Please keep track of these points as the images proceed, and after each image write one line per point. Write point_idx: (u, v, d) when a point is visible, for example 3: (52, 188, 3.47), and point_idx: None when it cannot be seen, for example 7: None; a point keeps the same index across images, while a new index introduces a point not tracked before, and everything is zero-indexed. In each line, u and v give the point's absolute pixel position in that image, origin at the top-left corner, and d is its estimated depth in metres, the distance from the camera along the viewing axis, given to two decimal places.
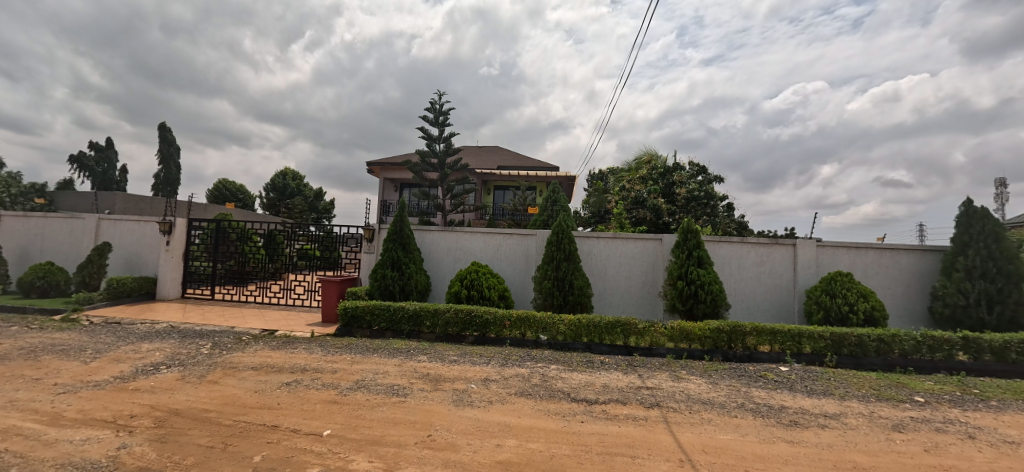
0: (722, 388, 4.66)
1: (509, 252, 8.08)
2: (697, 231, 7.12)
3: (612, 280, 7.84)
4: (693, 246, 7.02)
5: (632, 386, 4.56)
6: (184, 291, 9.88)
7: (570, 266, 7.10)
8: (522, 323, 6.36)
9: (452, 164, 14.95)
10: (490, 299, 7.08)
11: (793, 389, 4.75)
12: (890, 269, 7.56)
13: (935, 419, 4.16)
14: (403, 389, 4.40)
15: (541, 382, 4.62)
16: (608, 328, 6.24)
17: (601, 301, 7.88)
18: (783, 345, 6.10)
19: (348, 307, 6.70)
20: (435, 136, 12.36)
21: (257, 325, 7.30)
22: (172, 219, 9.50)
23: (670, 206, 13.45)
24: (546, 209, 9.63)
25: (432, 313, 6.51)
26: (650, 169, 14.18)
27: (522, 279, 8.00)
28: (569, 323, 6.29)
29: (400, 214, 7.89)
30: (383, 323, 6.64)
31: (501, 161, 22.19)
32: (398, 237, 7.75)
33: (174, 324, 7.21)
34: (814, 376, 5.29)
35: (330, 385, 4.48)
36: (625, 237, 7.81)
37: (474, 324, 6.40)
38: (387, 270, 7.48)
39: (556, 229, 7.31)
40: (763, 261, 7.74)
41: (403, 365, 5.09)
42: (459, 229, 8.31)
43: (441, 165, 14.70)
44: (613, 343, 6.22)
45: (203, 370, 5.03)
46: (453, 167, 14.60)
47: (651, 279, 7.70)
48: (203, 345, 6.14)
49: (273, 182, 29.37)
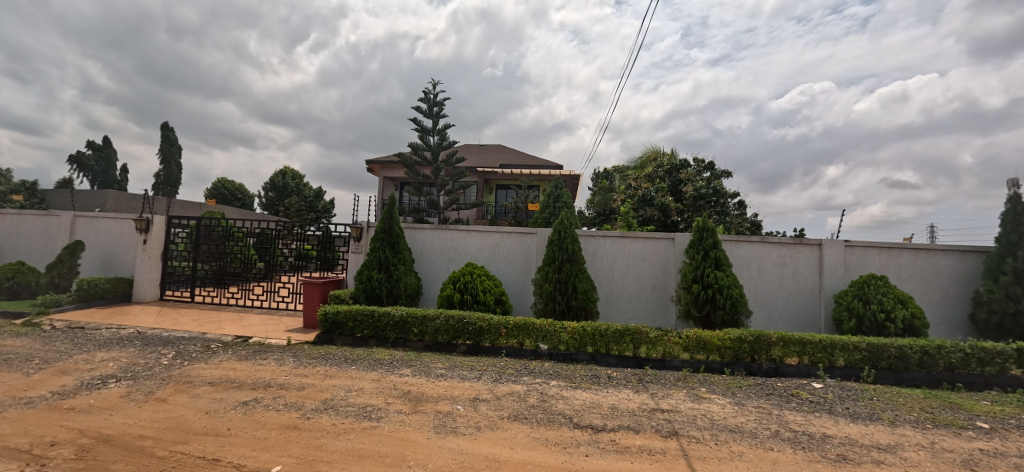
0: (749, 411, 3.99)
1: (507, 252, 7.44)
2: (716, 231, 6.47)
3: (619, 284, 7.18)
4: (709, 246, 6.36)
5: (645, 408, 3.90)
6: (163, 293, 9.30)
7: (574, 268, 6.44)
8: (520, 330, 5.72)
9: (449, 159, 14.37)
10: (485, 304, 6.43)
11: (833, 412, 4.07)
12: (927, 272, 6.86)
13: (1009, 452, 3.47)
14: (377, 410, 3.75)
15: (539, 403, 3.96)
16: (616, 337, 5.59)
17: (608, 306, 7.22)
18: (813, 358, 5.43)
19: (328, 313, 6.09)
20: (429, 128, 11.71)
21: (232, 331, 6.68)
22: (149, 216, 8.94)
23: (678, 205, 12.79)
24: (547, 207, 8.97)
25: (420, 319, 5.87)
26: (656, 167, 13.54)
27: (521, 281, 7.36)
28: (573, 331, 5.64)
29: (389, 210, 7.26)
30: (366, 330, 6.00)
31: (504, 159, 21.65)
32: (386, 236, 7.11)
33: (141, 330, 6.62)
34: (853, 395, 4.61)
35: (293, 406, 3.84)
36: (634, 236, 7.15)
37: (467, 332, 5.76)
38: (374, 271, 6.84)
39: (558, 227, 6.65)
40: (785, 263, 7.06)
41: (382, 380, 4.44)
42: (453, 227, 7.67)
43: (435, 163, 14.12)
44: (621, 354, 5.56)
45: (152, 386, 4.41)
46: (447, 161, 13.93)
47: (663, 282, 7.04)
48: (164, 354, 5.53)
49: (272, 181, 28.92)
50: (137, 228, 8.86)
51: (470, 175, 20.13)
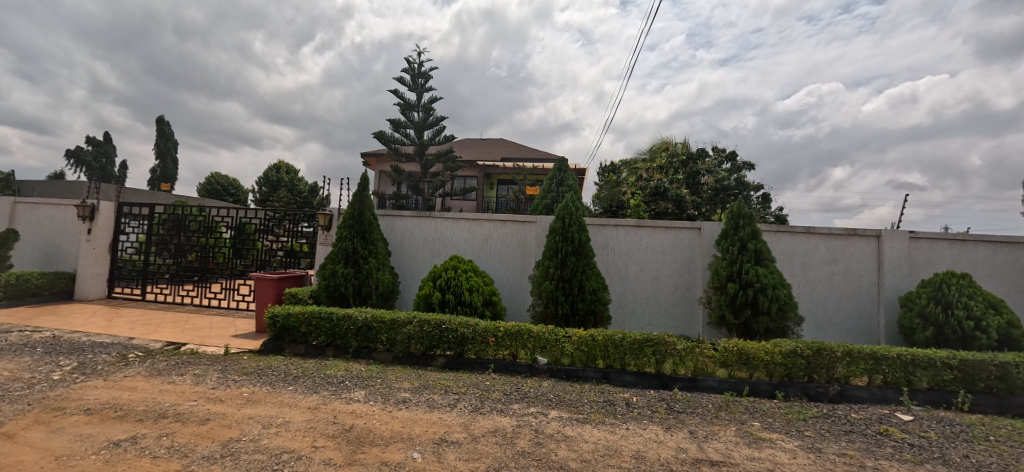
0: (834, 463, 2.79)
1: (500, 244, 6.26)
2: (754, 218, 5.31)
3: (634, 282, 5.99)
4: (747, 237, 5.18)
5: (685, 459, 2.71)
6: (111, 290, 8.17)
7: (581, 262, 5.24)
8: (513, 340, 4.53)
9: (437, 138, 13.14)
10: (472, 306, 5.22)
11: (951, 464, 2.87)
12: (1009, 270, 5.62)
13: None
14: (296, 461, 2.57)
15: (533, 449, 2.77)
16: (635, 349, 4.40)
17: (621, 309, 6.01)
18: (888, 377, 4.24)
19: (278, 316, 4.93)
20: (413, 103, 10.64)
21: (166, 336, 5.52)
22: (95, 201, 7.87)
23: (695, 198, 11.79)
24: (549, 193, 7.85)
25: (389, 325, 4.69)
26: (670, 156, 12.43)
27: (517, 279, 6.17)
28: (579, 341, 4.44)
29: (361, 193, 6.07)
30: (322, 337, 4.82)
31: (506, 153, 20.56)
32: (355, 222, 5.92)
33: (57, 335, 5.48)
34: (961, 434, 3.40)
35: (179, 452, 2.67)
36: (652, 226, 5.97)
37: (446, 341, 4.57)
38: (338, 266, 5.68)
39: (562, 213, 5.46)
40: (835, 259, 5.87)
41: (320, 410, 3.26)
42: (438, 214, 6.51)
43: (422, 142, 12.94)
44: (641, 371, 4.37)
45: (8, 413, 3.25)
46: (430, 140, 12.81)
47: (687, 281, 5.86)
48: (63, 365, 4.38)
49: (266, 175, 27.90)
50: (80, 215, 7.75)
51: (469, 168, 19.00)
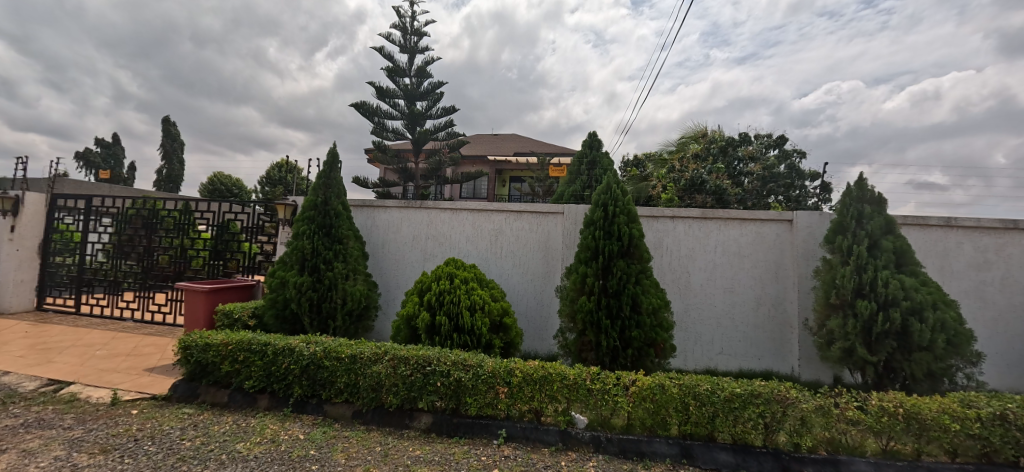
0: None
1: (514, 243, 4.66)
2: (884, 204, 3.63)
3: (700, 296, 4.34)
4: (879, 232, 3.51)
5: None
6: (41, 301, 6.74)
7: (632, 269, 3.61)
8: (536, 390, 2.90)
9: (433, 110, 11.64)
10: (475, 332, 3.61)
11: None
12: None
13: None
14: None
15: None
16: (733, 409, 2.72)
17: (683, 333, 4.37)
18: None
19: (191, 348, 3.37)
20: (404, 67, 9.11)
21: (54, 369, 4.01)
22: (19, 192, 6.47)
23: (739, 190, 10.08)
24: (577, 178, 6.26)
25: (347, 364, 3.09)
26: (707, 143, 10.76)
27: (537, 289, 4.57)
28: (641, 395, 2.80)
29: (325, 176, 4.48)
30: (250, 381, 3.24)
31: (519, 147, 18.98)
32: (317, 214, 4.35)
33: None
34: None
35: None
36: (724, 218, 4.31)
37: (432, 389, 2.96)
38: (292, 273, 4.11)
39: (602, 199, 3.85)
40: (989, 263, 4.16)
41: None
42: (431, 204, 4.91)
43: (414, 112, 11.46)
44: (742, 444, 2.73)
45: None
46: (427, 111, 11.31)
47: (774, 294, 4.21)
48: None
49: (269, 175, 26.71)
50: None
51: (478, 163, 17.52)
